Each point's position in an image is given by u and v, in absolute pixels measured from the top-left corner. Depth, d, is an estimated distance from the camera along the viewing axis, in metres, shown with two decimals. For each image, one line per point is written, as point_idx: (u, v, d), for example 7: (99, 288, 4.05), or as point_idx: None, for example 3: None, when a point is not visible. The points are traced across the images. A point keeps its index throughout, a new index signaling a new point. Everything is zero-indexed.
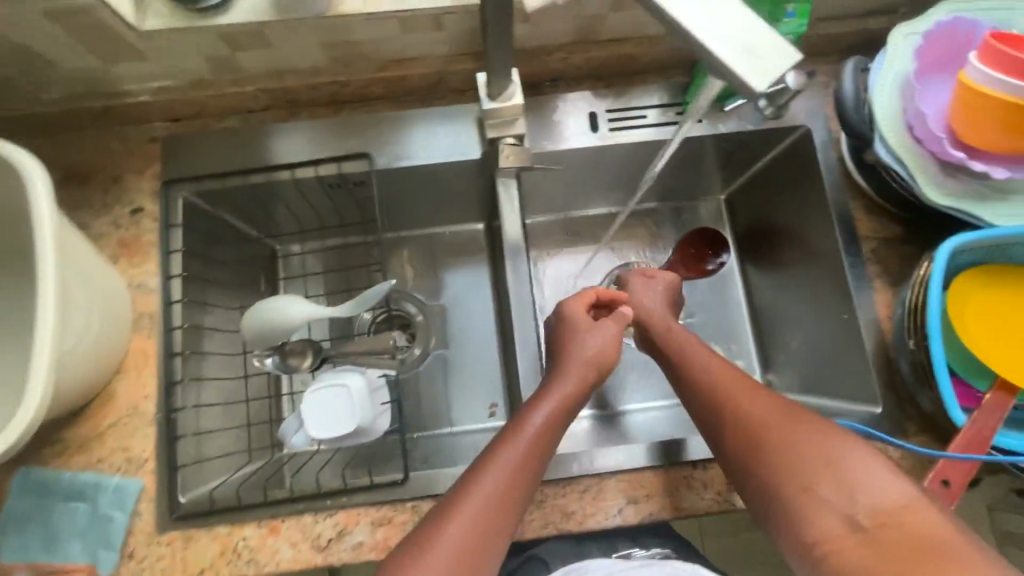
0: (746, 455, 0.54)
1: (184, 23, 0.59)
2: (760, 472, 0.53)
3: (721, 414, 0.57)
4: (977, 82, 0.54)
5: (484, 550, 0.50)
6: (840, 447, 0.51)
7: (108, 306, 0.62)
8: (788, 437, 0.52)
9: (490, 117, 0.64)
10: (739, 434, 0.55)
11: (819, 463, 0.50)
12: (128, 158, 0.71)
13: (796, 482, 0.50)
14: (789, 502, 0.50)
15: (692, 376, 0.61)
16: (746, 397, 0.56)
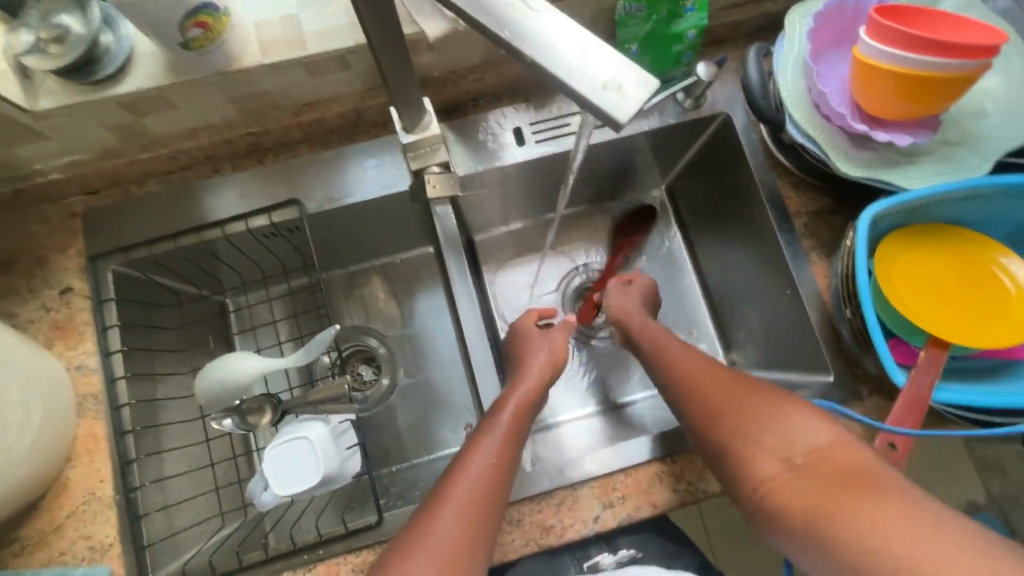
0: (701, 413, 0.58)
1: (79, 97, 0.58)
2: (714, 428, 0.56)
3: (682, 382, 0.61)
4: (866, 56, 0.56)
5: (477, 540, 0.51)
6: (779, 400, 0.55)
7: (47, 395, 0.60)
8: (731, 395, 0.57)
9: (411, 150, 0.64)
10: (696, 402, 0.59)
11: (755, 414, 0.54)
12: (48, 237, 0.69)
13: (742, 431, 0.54)
14: (736, 452, 0.54)
15: (660, 355, 0.66)
16: (699, 369, 0.61)
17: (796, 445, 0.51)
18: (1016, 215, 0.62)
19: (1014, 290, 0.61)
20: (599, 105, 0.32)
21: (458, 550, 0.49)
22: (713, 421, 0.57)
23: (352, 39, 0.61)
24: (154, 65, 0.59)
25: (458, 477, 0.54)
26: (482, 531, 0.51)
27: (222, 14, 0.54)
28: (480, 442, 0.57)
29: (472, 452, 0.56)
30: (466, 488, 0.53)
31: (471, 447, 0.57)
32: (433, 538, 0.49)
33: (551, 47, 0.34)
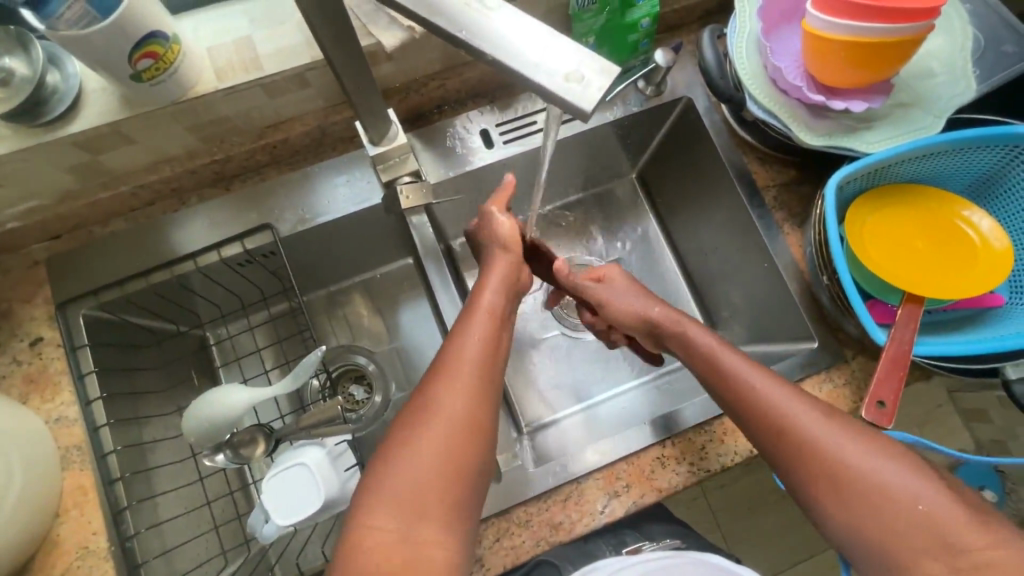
0: (835, 497, 0.50)
1: (29, 141, 0.57)
2: (851, 516, 0.49)
3: (802, 451, 0.51)
4: (816, 29, 0.57)
5: (476, 426, 0.49)
6: (936, 490, 0.48)
7: (28, 452, 0.58)
8: (870, 479, 0.48)
9: (381, 161, 0.63)
10: (819, 478, 0.50)
11: (908, 508, 0.47)
12: (12, 289, 0.67)
13: (891, 523, 0.47)
14: (881, 547, 0.48)
15: (756, 407, 0.55)
16: (823, 433, 0.51)
17: (959, 549, 0.46)
18: (972, 168, 0.65)
19: (979, 240, 0.63)
20: (563, 97, 0.33)
21: (461, 429, 0.49)
22: (854, 513, 0.49)
23: (309, 56, 0.61)
24: (106, 101, 0.58)
25: (448, 365, 0.52)
26: (479, 421, 0.50)
27: (171, 43, 0.53)
28: (464, 330, 0.54)
29: (458, 342, 0.54)
30: (459, 368, 0.51)
31: (456, 335, 0.55)
32: (432, 417, 0.49)
33: (511, 44, 0.34)
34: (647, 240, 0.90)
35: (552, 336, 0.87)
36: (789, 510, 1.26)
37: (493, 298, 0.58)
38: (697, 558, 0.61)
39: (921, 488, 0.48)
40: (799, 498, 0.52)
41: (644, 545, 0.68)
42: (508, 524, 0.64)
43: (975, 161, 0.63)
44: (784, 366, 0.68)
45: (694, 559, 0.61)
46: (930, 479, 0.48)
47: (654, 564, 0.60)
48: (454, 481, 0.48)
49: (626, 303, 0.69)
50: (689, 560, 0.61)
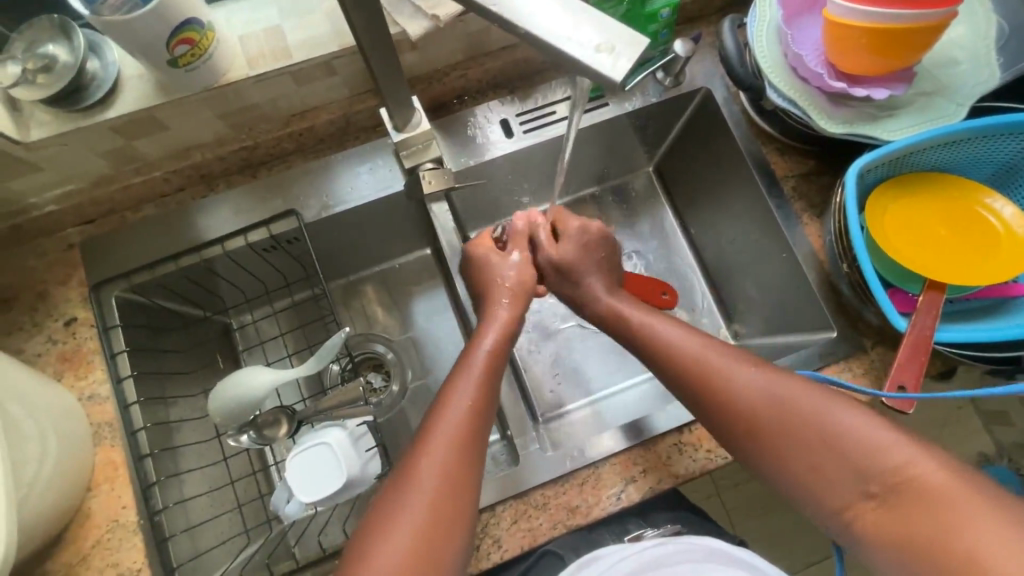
0: (745, 437, 0.53)
1: (69, 125, 0.59)
2: (772, 458, 0.52)
3: (718, 403, 0.55)
4: (838, 16, 0.58)
5: (464, 478, 0.51)
6: (837, 418, 0.50)
7: (63, 425, 0.60)
8: (767, 417, 0.52)
9: (404, 148, 0.65)
10: (727, 421, 0.54)
11: (807, 438, 0.50)
12: (49, 271, 0.69)
13: (807, 458, 0.50)
14: (800, 479, 0.51)
15: (668, 360, 0.58)
16: (726, 376, 0.55)
17: (874, 474, 0.48)
18: (995, 156, 0.64)
19: (1002, 227, 0.63)
20: (595, 67, 0.34)
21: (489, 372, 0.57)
22: (766, 451, 0.52)
23: (337, 44, 0.62)
24: (142, 87, 0.60)
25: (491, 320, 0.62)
26: (467, 476, 0.51)
27: (206, 30, 0.55)
28: (453, 391, 0.55)
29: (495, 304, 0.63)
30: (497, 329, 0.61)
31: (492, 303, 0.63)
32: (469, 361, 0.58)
33: (542, 19, 0.35)
34: (663, 233, 0.90)
35: (569, 327, 0.87)
36: (803, 509, 1.24)
37: (486, 352, 0.59)
38: (694, 543, 0.62)
39: (831, 423, 0.50)
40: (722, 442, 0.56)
41: (644, 532, 0.70)
42: (525, 507, 0.65)
43: (996, 149, 0.63)
44: (804, 355, 0.68)
45: (683, 544, 0.62)
46: (850, 410, 0.51)
47: (648, 553, 0.62)
48: (446, 534, 0.49)
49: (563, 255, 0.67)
50: (679, 546, 0.62)
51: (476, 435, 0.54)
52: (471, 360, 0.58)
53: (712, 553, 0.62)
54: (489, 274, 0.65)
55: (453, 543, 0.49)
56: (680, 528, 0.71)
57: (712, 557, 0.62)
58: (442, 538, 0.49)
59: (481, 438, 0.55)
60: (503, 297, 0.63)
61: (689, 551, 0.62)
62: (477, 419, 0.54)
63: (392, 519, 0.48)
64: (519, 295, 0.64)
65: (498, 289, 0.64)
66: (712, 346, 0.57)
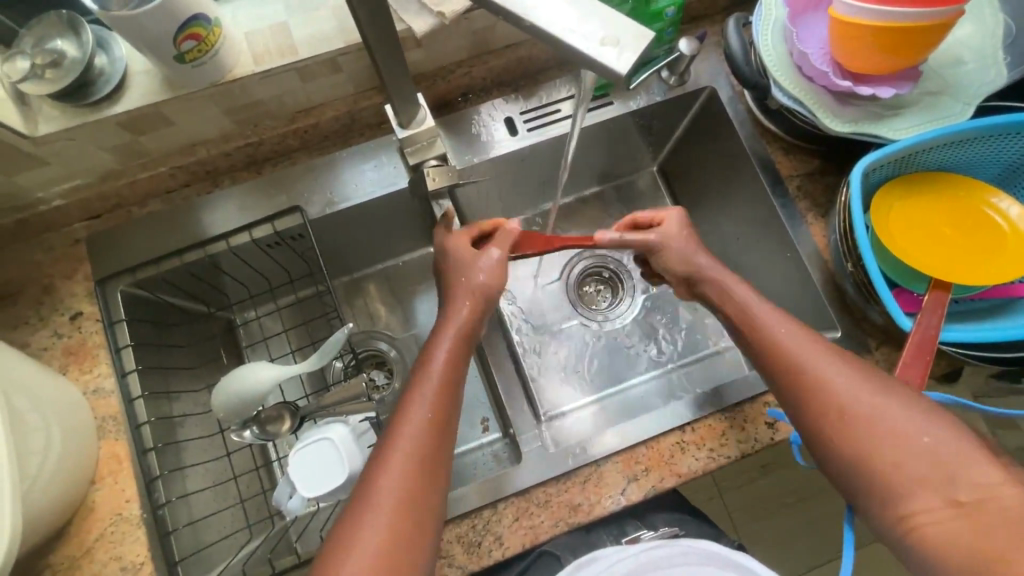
0: (835, 426, 0.53)
1: (77, 120, 0.59)
2: (853, 451, 0.51)
3: (812, 387, 0.54)
4: (844, 14, 0.57)
5: (427, 487, 0.53)
6: (933, 423, 0.50)
7: (68, 419, 0.60)
8: (861, 410, 0.52)
9: (409, 144, 0.65)
10: (819, 406, 0.54)
11: (901, 437, 0.50)
12: (55, 265, 0.70)
13: (890, 456, 0.50)
14: (881, 480, 0.50)
15: (767, 341, 0.58)
16: (829, 362, 0.55)
17: (960, 484, 0.47)
18: (1001, 156, 0.64)
19: (1008, 227, 0.62)
20: (600, 60, 0.34)
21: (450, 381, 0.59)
22: (853, 445, 0.51)
23: (342, 41, 0.63)
24: (149, 83, 0.60)
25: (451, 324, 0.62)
26: (427, 487, 0.53)
27: (212, 26, 0.55)
28: (413, 402, 0.56)
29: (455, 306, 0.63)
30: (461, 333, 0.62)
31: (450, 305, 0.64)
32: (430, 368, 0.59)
33: (548, 12, 0.35)
34: None
35: (571, 325, 0.87)
36: (806, 512, 1.24)
37: (442, 363, 0.59)
38: (691, 546, 0.62)
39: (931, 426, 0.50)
40: (803, 432, 0.56)
41: (642, 533, 0.70)
42: (526, 504, 0.65)
43: (1002, 149, 0.63)
44: None
45: (682, 546, 0.62)
46: (939, 419, 0.50)
47: (643, 556, 0.62)
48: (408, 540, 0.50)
49: (678, 249, 0.68)
50: (678, 549, 0.62)
51: (438, 446, 0.55)
52: (433, 362, 0.59)
53: (705, 555, 0.62)
54: (459, 272, 0.65)
55: (416, 548, 0.50)
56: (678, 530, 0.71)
57: (705, 558, 0.62)
58: (410, 539, 0.50)
59: (443, 448, 0.56)
60: (462, 298, 0.63)
61: (685, 554, 0.62)
62: (437, 430, 0.56)
63: (354, 533, 0.49)
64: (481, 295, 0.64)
65: (460, 292, 0.64)
66: (814, 337, 0.58)
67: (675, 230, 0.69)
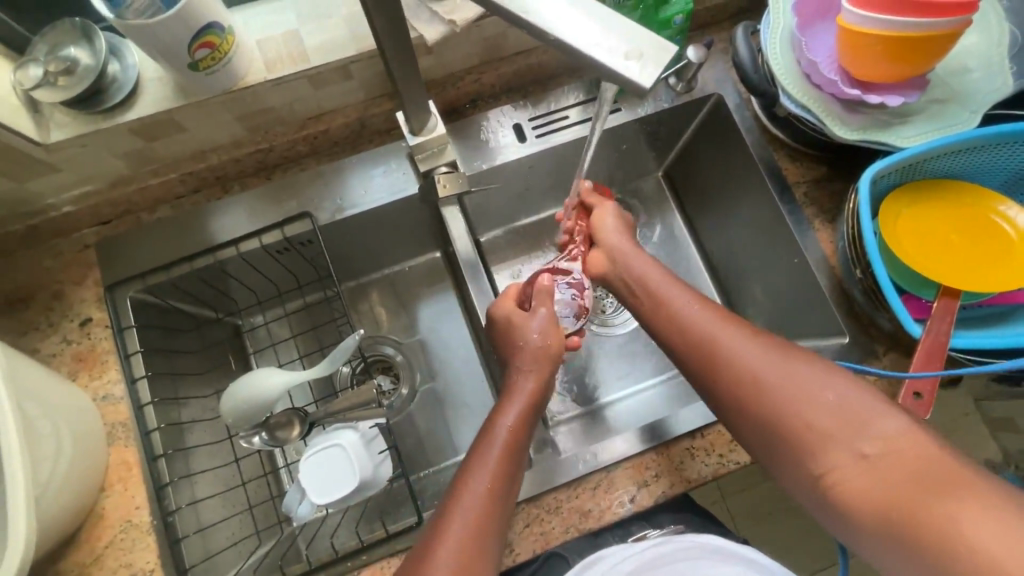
0: (740, 391, 0.55)
1: (89, 127, 0.59)
2: (769, 416, 0.53)
3: (722, 362, 0.57)
4: (852, 23, 0.58)
5: (485, 537, 0.52)
6: (834, 379, 0.52)
7: (78, 425, 0.60)
8: (759, 374, 0.55)
9: (420, 151, 0.66)
10: (722, 375, 0.57)
11: (800, 395, 0.52)
12: (64, 271, 0.70)
13: (800, 417, 0.52)
14: (788, 439, 0.52)
15: (675, 321, 0.62)
16: (728, 332, 0.58)
17: (865, 435, 0.49)
18: (1008, 164, 0.64)
19: (1015, 235, 0.63)
20: (623, 73, 0.34)
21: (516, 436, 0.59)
22: (757, 407, 0.54)
23: (354, 49, 0.63)
24: (161, 90, 0.60)
25: (518, 385, 0.64)
26: (488, 547, 0.52)
27: (227, 33, 0.55)
28: (478, 467, 0.56)
29: (524, 369, 0.65)
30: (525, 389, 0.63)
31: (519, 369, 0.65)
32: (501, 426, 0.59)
33: (571, 25, 0.35)
34: (674, 239, 0.91)
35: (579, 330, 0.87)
36: (809, 515, 1.24)
37: (511, 426, 0.60)
38: (693, 541, 0.63)
39: (831, 383, 0.52)
40: (715, 404, 0.58)
41: (648, 532, 0.70)
42: (538, 510, 0.65)
43: (1009, 157, 0.63)
44: None
45: (683, 541, 0.62)
46: (843, 377, 0.53)
47: (647, 553, 0.62)
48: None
49: (614, 246, 0.71)
50: (681, 544, 0.62)
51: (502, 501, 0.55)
52: (506, 412, 0.61)
53: (710, 549, 0.62)
54: (515, 337, 0.67)
55: None
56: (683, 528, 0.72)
57: (713, 552, 0.62)
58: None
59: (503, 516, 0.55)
60: (525, 364, 0.65)
61: (688, 549, 0.62)
62: (498, 497, 0.54)
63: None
64: (545, 359, 0.66)
65: (519, 380, 0.64)
66: (720, 311, 0.61)
67: (611, 223, 0.73)
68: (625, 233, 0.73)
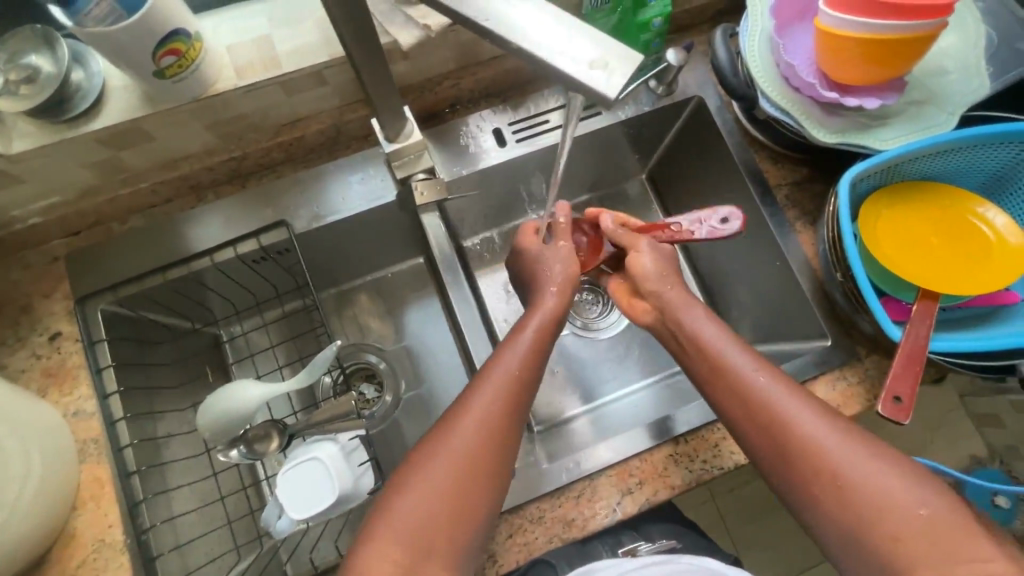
0: (820, 488, 0.49)
1: (53, 138, 0.58)
2: (854, 522, 0.47)
3: (798, 450, 0.51)
4: (830, 26, 0.58)
5: (445, 539, 0.49)
6: (926, 491, 0.47)
7: (46, 444, 0.58)
8: (844, 473, 0.48)
9: (396, 158, 0.65)
10: (803, 470, 0.50)
11: (893, 507, 0.46)
12: (33, 284, 0.68)
13: (890, 530, 0.46)
14: (872, 550, 0.46)
15: (745, 394, 0.54)
16: (806, 418, 0.51)
17: (958, 559, 0.44)
18: (987, 165, 0.64)
19: (994, 237, 0.63)
20: (588, 82, 0.34)
21: (492, 429, 0.53)
22: (843, 508, 0.48)
23: (327, 54, 0.62)
24: (127, 98, 0.59)
25: (499, 365, 0.56)
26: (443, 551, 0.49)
27: (194, 40, 0.54)
28: (439, 450, 0.51)
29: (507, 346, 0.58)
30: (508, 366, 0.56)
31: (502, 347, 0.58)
32: (471, 411, 0.53)
33: (535, 32, 0.35)
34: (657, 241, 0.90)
35: (565, 333, 0.87)
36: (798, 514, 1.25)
37: (483, 409, 0.53)
38: (695, 565, 0.60)
39: (925, 494, 0.47)
40: (782, 494, 0.52)
41: (640, 547, 0.69)
42: (521, 520, 0.64)
43: (988, 158, 0.63)
44: (799, 364, 0.68)
45: (687, 565, 0.59)
46: (935, 490, 0.47)
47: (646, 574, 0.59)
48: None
49: (646, 275, 0.63)
50: (682, 565, 0.60)
51: (466, 496, 0.50)
52: (483, 388, 0.54)
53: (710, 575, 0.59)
54: (540, 266, 0.65)
55: None
56: (675, 544, 0.71)
57: None
58: None
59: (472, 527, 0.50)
60: (550, 287, 0.63)
61: (688, 572, 0.60)
62: (451, 527, 0.49)
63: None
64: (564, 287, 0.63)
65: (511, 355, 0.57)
66: (795, 387, 0.54)
67: (652, 268, 0.63)
68: (673, 277, 0.63)
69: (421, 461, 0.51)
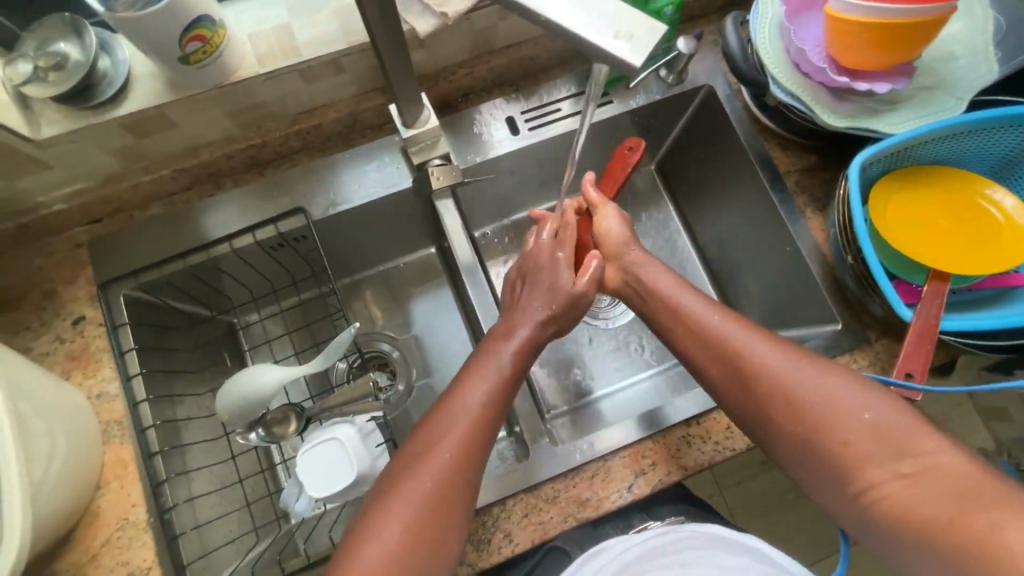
0: (773, 408, 0.53)
1: (79, 123, 0.59)
2: (804, 433, 0.52)
3: (754, 380, 0.55)
4: (839, 11, 0.59)
5: (463, 453, 0.54)
6: (870, 396, 0.51)
7: (72, 423, 0.60)
8: (792, 391, 0.53)
9: (412, 144, 0.66)
10: (754, 396, 0.54)
11: (837, 415, 0.51)
12: (57, 270, 0.69)
13: (837, 435, 0.50)
14: (825, 456, 0.51)
15: (700, 335, 0.59)
16: (755, 348, 0.56)
17: (904, 453, 0.48)
18: (995, 148, 0.65)
19: (1003, 219, 0.64)
20: (615, 53, 0.36)
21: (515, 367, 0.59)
22: (795, 424, 0.52)
23: (346, 42, 0.63)
24: (151, 85, 0.60)
25: (522, 319, 0.63)
26: (461, 468, 0.53)
27: (217, 27, 0.55)
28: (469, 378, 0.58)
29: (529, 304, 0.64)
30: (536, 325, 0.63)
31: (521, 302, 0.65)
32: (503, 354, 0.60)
33: (561, 6, 0.36)
34: (666, 230, 0.91)
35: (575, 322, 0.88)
36: (806, 505, 1.25)
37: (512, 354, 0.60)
38: (696, 530, 0.61)
39: (867, 399, 0.51)
40: (743, 421, 0.57)
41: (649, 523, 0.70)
42: (535, 500, 0.65)
43: (996, 141, 0.64)
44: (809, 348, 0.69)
45: (687, 532, 0.61)
46: (876, 394, 0.51)
47: (651, 542, 0.61)
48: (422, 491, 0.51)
49: (611, 236, 0.69)
50: (686, 534, 0.61)
51: (472, 416, 0.55)
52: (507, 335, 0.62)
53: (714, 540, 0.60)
54: (538, 267, 0.67)
55: (434, 509, 0.51)
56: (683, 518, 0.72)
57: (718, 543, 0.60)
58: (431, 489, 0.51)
59: (483, 448, 0.55)
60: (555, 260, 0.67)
61: (691, 538, 0.61)
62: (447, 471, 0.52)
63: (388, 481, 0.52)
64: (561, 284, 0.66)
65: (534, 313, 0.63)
66: (745, 323, 0.58)
67: (615, 230, 0.69)
68: (629, 236, 0.70)
69: (452, 388, 0.58)
